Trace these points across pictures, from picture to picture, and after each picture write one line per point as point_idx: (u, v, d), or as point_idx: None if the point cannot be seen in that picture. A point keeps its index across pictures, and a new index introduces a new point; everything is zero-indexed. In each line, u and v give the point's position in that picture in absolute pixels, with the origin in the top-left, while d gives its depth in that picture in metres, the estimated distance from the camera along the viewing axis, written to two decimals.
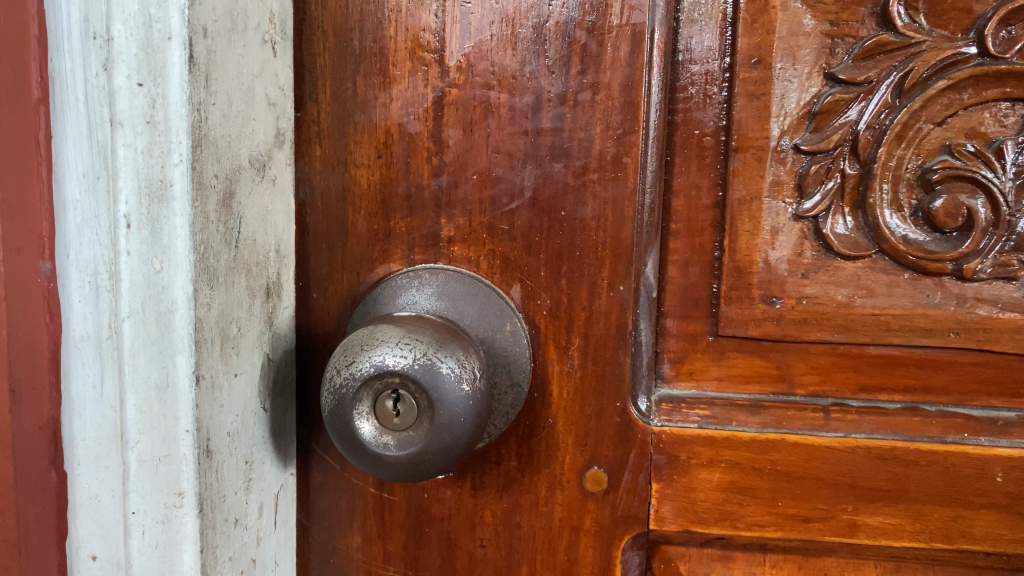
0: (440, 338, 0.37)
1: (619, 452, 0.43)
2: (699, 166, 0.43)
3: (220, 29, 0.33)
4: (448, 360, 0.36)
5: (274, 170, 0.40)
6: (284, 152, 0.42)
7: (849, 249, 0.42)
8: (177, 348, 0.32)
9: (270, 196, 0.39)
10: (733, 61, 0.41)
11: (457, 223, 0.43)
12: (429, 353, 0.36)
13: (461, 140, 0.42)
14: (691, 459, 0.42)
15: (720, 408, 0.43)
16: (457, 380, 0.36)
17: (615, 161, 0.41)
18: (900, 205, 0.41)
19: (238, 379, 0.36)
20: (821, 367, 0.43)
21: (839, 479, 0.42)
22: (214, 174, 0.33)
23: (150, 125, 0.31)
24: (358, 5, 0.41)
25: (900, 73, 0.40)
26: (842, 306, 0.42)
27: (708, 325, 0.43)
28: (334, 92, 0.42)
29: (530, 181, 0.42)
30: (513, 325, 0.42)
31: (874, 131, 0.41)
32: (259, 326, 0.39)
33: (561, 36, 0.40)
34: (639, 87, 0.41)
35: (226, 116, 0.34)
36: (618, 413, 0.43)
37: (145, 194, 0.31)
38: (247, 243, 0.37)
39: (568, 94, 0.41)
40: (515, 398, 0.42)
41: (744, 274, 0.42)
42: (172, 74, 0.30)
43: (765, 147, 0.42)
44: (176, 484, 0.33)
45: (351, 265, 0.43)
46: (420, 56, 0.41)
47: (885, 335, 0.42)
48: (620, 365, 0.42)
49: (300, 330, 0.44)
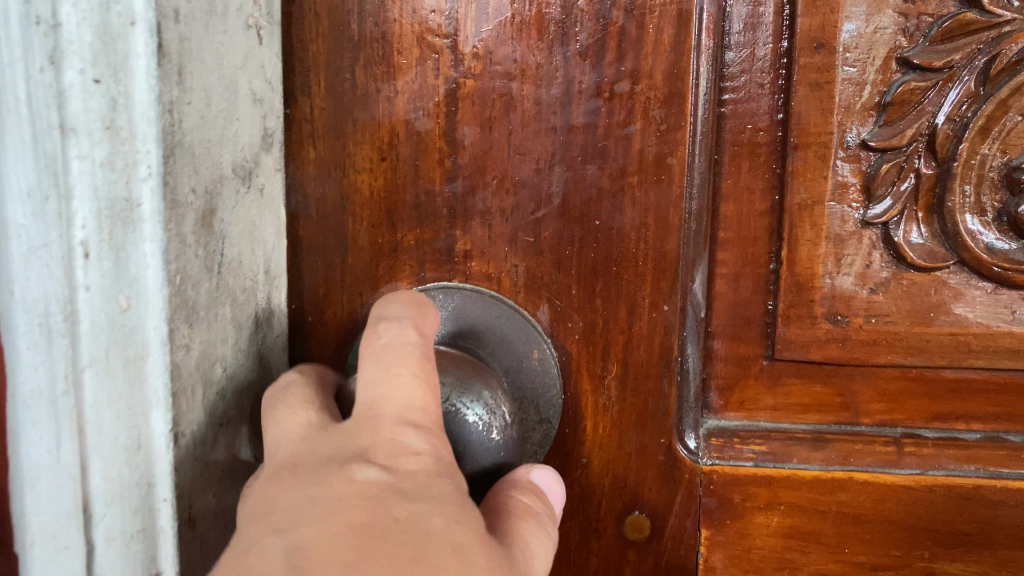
0: (477, 373, 0.32)
1: (663, 494, 0.38)
2: (751, 167, 0.37)
3: (195, 12, 0.27)
4: (473, 405, 0.31)
5: (261, 178, 0.34)
6: (275, 151, 0.35)
7: (925, 261, 0.36)
8: (150, 401, 0.27)
9: (259, 208, 0.34)
10: (792, 44, 0.36)
11: (474, 235, 0.37)
12: (450, 398, 0.30)
13: (479, 139, 0.36)
14: (745, 502, 0.38)
15: (778, 443, 0.38)
16: (485, 429, 0.31)
17: (658, 162, 0.36)
18: (982, 209, 0.36)
19: (222, 428, 0.32)
20: (890, 394, 0.38)
21: (914, 522, 0.37)
22: (190, 189, 0.28)
23: (110, 132, 0.24)
24: None
25: (986, 57, 0.35)
26: (916, 326, 0.37)
27: (761, 348, 0.38)
28: (330, 84, 0.36)
29: (559, 186, 0.36)
30: (541, 352, 0.37)
31: (954, 124, 0.36)
32: (248, 361, 0.33)
33: (595, 17, 0.35)
34: (687, 76, 0.35)
35: (205, 118, 0.28)
36: (662, 451, 0.37)
37: (110, 218, 0.25)
38: (234, 268, 0.31)
39: (603, 84, 0.35)
40: (545, 435, 0.37)
41: (805, 291, 0.37)
42: (136, 68, 0.25)
43: (828, 144, 0.36)
44: (153, 563, 0.29)
45: (351, 286, 0.38)
46: (429, 42, 0.36)
47: (965, 357, 0.37)
48: (665, 397, 0.37)
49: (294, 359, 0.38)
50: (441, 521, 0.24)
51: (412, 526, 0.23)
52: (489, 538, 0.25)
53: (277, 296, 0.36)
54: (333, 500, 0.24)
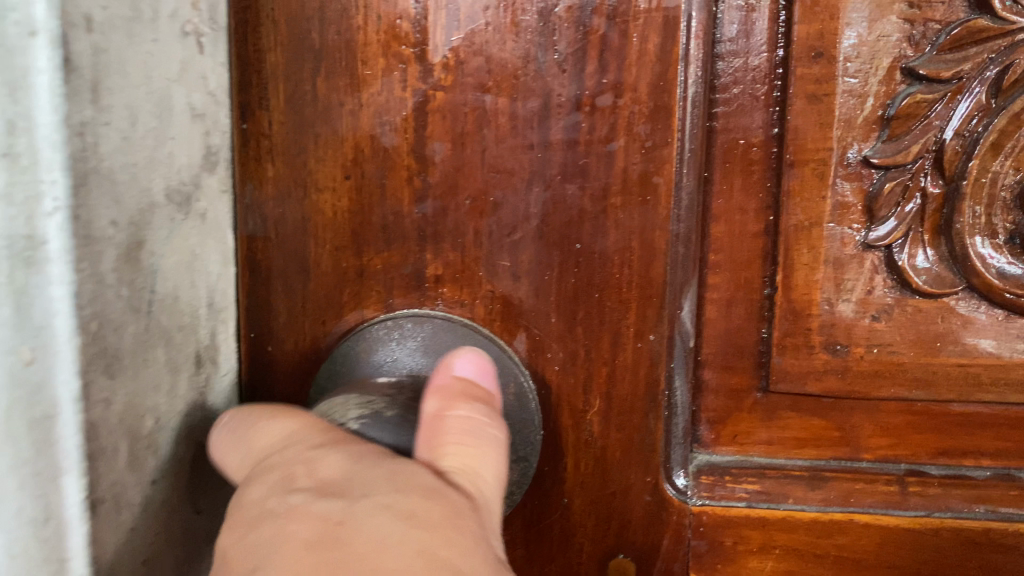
0: None
1: (649, 536, 0.35)
2: (744, 185, 0.35)
3: (115, 21, 0.24)
4: None
5: (200, 204, 0.31)
6: (222, 169, 0.33)
7: (931, 286, 0.34)
8: (64, 466, 0.24)
9: (199, 234, 0.31)
10: (788, 53, 0.33)
11: (446, 258, 0.34)
12: None
13: (450, 156, 0.33)
14: (737, 545, 0.35)
15: (773, 481, 0.35)
16: None
17: (642, 181, 0.33)
18: (994, 231, 0.33)
19: (154, 485, 0.29)
20: (892, 428, 0.35)
21: (919, 567, 0.35)
22: (109, 220, 0.25)
23: (8, 159, 0.21)
24: None
25: (998, 67, 0.32)
26: (922, 356, 0.34)
27: (754, 379, 0.36)
28: (289, 97, 0.34)
29: (537, 207, 0.33)
30: (517, 387, 0.34)
31: (963, 140, 0.33)
32: (189, 408, 0.31)
33: (575, 24, 0.32)
34: (674, 88, 0.32)
35: (127, 140, 0.25)
36: (648, 490, 0.35)
37: (11, 259, 0.21)
38: (169, 305, 0.29)
39: (584, 98, 0.32)
40: (522, 474, 0.34)
41: (801, 318, 0.34)
42: (39, 86, 0.21)
43: (827, 161, 0.34)
44: None
45: (314, 313, 0.35)
46: (396, 52, 0.33)
47: (974, 390, 0.34)
48: (651, 434, 0.34)
49: (253, 390, 0.36)
50: (388, 518, 0.22)
51: (360, 528, 0.21)
52: (434, 495, 0.23)
53: (224, 332, 0.34)
54: (313, 518, 0.22)
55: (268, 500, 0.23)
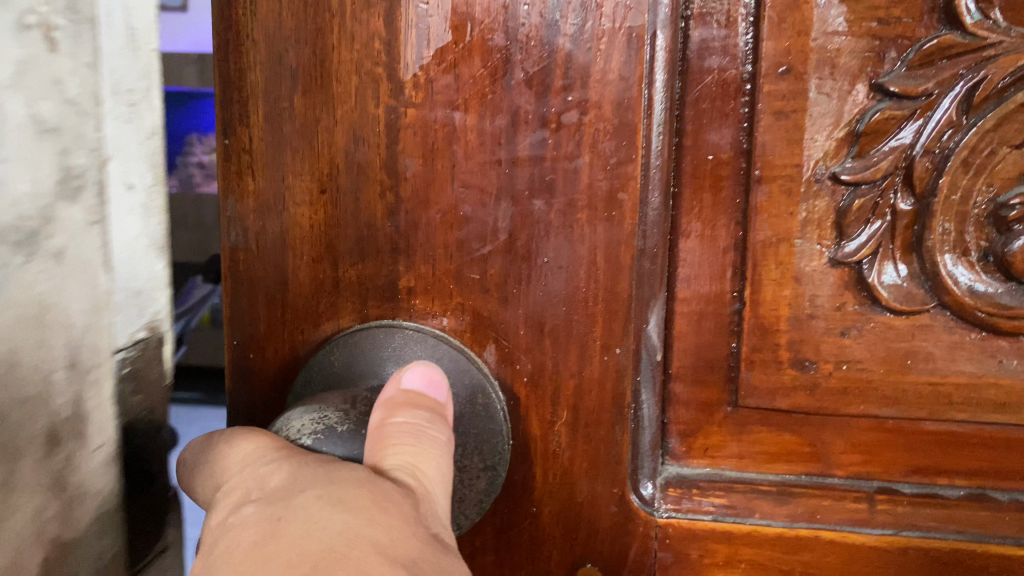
0: None
1: (616, 546, 0.36)
2: (714, 201, 0.35)
3: None
4: None
5: (57, 240, 0.26)
6: (93, 194, 0.27)
7: (901, 303, 0.34)
8: None
9: (53, 280, 0.26)
10: (756, 69, 0.33)
11: (418, 271, 0.35)
12: None
13: (421, 171, 0.34)
14: (703, 558, 0.36)
15: (740, 496, 0.35)
16: None
17: (607, 198, 0.33)
18: (966, 248, 0.33)
19: None
20: (864, 445, 0.35)
21: None
22: None
23: None
24: (296, 8, 0.34)
25: (970, 83, 0.32)
26: (891, 374, 0.34)
27: (725, 393, 0.36)
28: (269, 115, 0.35)
29: (505, 222, 0.34)
30: (485, 397, 0.35)
31: (933, 157, 0.33)
32: (33, 501, 0.26)
33: (541, 43, 0.33)
34: (638, 107, 0.33)
35: None
36: (615, 501, 0.35)
37: None
38: (0, 373, 0.24)
39: (550, 116, 0.33)
40: (490, 483, 0.35)
41: (769, 334, 0.35)
42: None
43: (795, 178, 0.34)
44: None
45: (292, 322, 0.36)
46: (369, 71, 0.34)
47: (945, 410, 0.34)
48: (618, 445, 0.35)
49: (237, 395, 0.37)
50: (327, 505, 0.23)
51: (298, 520, 0.23)
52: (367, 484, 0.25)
53: (93, 396, 0.29)
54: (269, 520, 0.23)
55: (226, 518, 0.24)
